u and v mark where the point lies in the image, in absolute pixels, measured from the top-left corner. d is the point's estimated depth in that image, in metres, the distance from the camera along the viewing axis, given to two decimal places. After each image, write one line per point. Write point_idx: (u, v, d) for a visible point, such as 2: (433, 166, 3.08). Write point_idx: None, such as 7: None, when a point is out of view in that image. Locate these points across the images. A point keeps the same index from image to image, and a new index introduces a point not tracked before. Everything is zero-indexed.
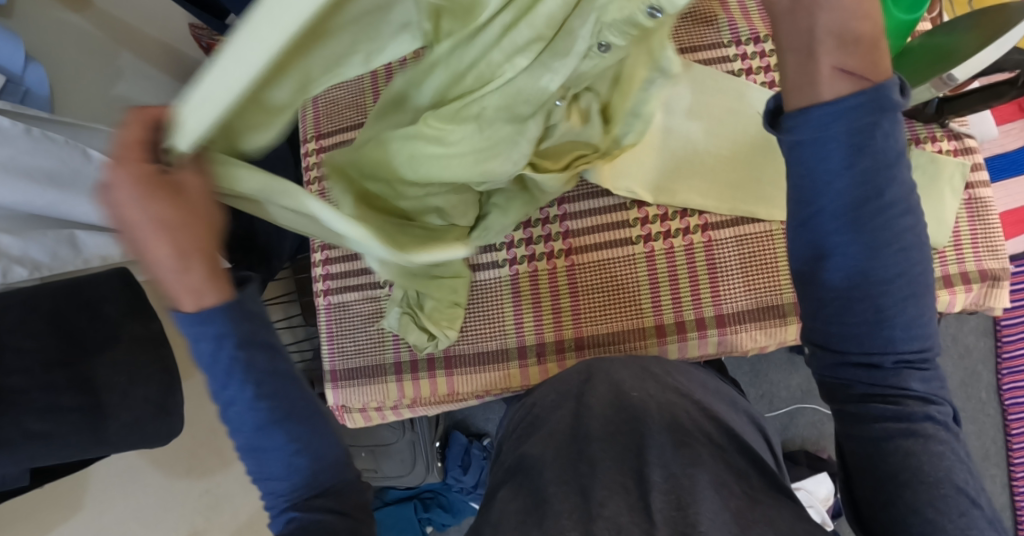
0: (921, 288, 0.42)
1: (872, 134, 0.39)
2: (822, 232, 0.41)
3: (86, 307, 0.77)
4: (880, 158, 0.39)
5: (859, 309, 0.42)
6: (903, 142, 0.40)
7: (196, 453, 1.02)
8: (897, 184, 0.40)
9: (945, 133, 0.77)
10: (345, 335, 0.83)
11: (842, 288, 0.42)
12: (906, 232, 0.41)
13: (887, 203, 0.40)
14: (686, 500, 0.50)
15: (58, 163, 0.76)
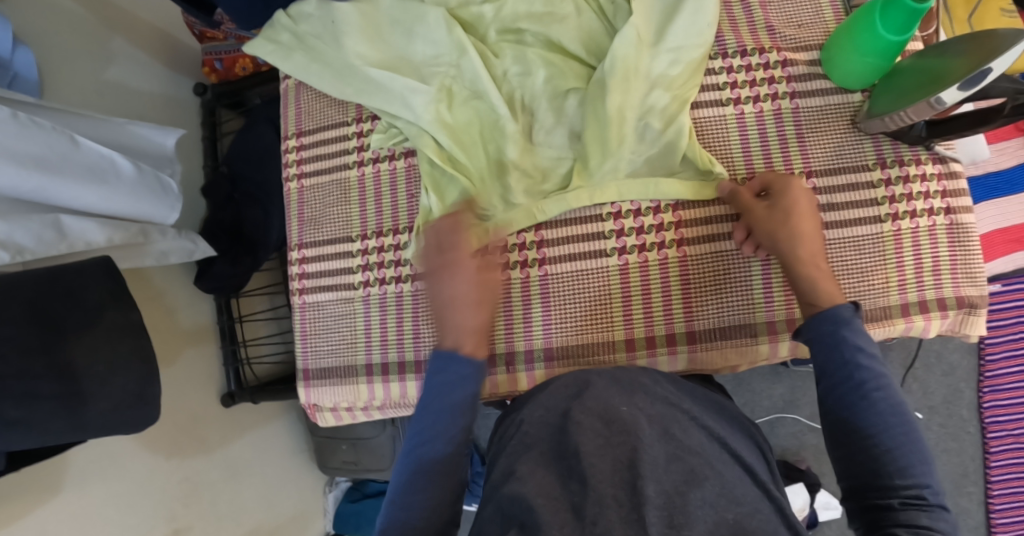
0: (906, 435, 0.55)
1: (848, 369, 0.58)
2: (856, 380, 0.57)
3: (66, 295, 0.75)
4: (851, 348, 0.58)
5: (873, 430, 0.56)
6: (874, 358, 0.58)
7: (177, 438, 1.03)
8: (866, 369, 0.57)
9: (930, 156, 0.76)
10: (321, 335, 0.84)
11: (854, 405, 0.57)
12: (880, 400, 0.56)
13: (881, 395, 0.57)
14: (679, 520, 0.53)
15: (45, 149, 0.75)
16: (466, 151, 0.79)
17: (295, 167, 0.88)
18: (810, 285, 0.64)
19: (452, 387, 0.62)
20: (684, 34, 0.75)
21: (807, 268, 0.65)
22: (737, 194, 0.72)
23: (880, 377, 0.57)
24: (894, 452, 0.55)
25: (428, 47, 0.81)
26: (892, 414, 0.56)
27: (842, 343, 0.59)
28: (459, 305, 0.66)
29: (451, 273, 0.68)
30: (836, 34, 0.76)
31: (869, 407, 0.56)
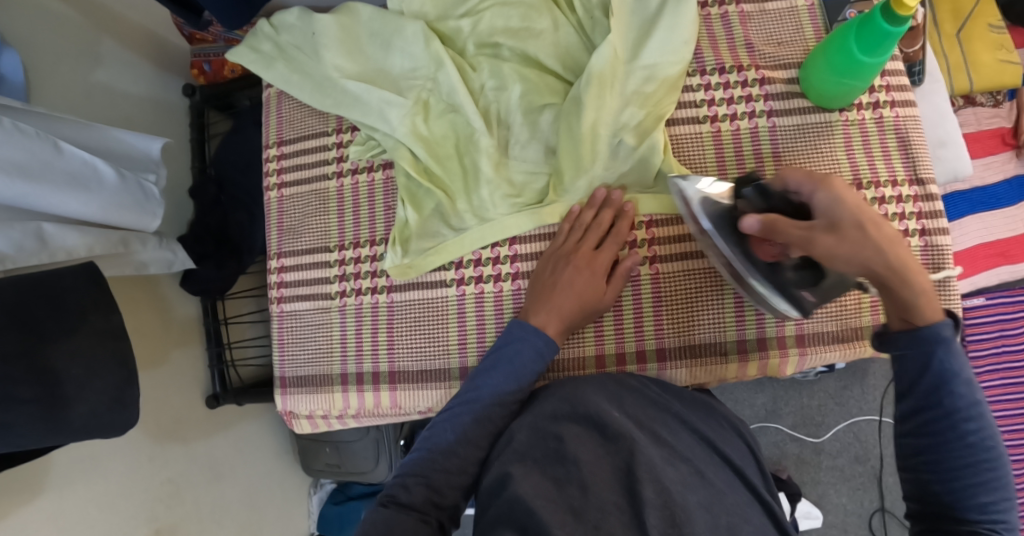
0: (991, 454, 0.54)
1: (936, 390, 0.56)
2: (939, 400, 0.56)
3: (48, 302, 0.73)
4: (942, 374, 0.56)
5: (953, 448, 0.55)
6: (961, 374, 0.56)
7: (160, 438, 1.03)
8: (961, 397, 0.55)
9: (906, 178, 0.78)
10: (298, 344, 0.86)
11: (936, 422, 0.56)
12: (970, 423, 0.55)
13: (974, 425, 0.55)
14: (679, 518, 0.57)
15: (29, 156, 0.75)
16: (442, 164, 0.80)
17: (275, 176, 0.90)
18: (918, 292, 0.58)
19: (517, 352, 0.71)
20: (657, 52, 0.76)
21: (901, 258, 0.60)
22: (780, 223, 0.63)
23: (968, 394, 0.56)
24: (974, 473, 0.54)
25: (406, 60, 0.82)
26: (983, 448, 0.54)
27: (935, 367, 0.56)
28: (568, 292, 0.73)
29: (578, 265, 0.74)
30: (813, 52, 0.76)
31: (964, 442, 0.55)
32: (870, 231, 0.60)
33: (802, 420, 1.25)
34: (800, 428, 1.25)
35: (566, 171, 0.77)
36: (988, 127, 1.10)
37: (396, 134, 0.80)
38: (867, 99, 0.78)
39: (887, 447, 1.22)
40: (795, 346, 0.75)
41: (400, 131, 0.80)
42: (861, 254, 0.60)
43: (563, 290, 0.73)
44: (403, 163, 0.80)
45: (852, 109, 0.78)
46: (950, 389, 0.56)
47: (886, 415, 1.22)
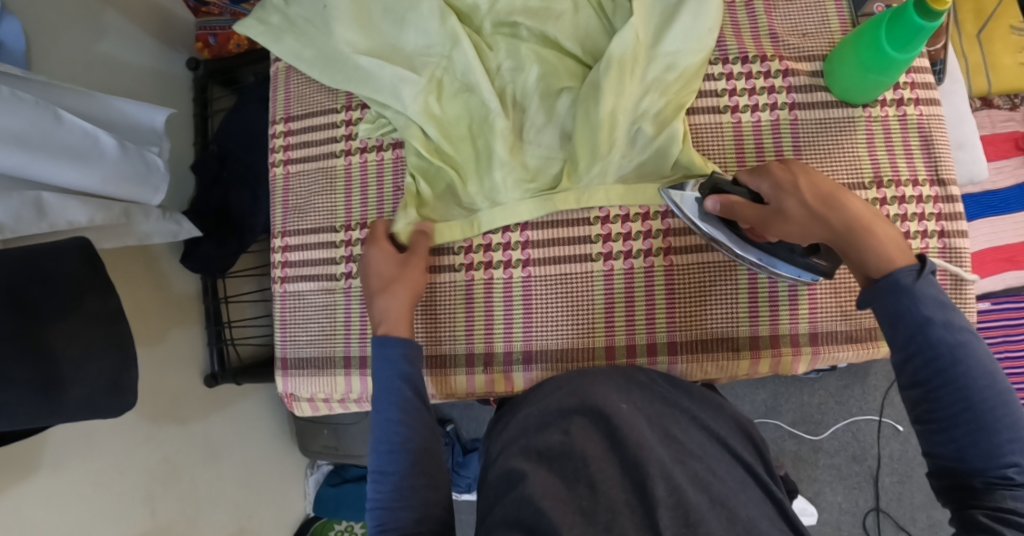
0: (988, 394, 0.51)
1: (917, 332, 0.53)
2: (919, 343, 0.53)
3: (44, 281, 0.71)
4: (916, 318, 0.53)
5: (946, 393, 0.52)
6: (930, 313, 0.53)
7: (156, 416, 1.01)
8: (942, 339, 0.52)
9: (927, 178, 0.77)
10: (301, 326, 0.84)
11: (926, 370, 0.53)
12: (956, 364, 0.52)
13: (966, 369, 0.52)
14: (692, 517, 0.55)
15: (28, 124, 0.73)
16: (455, 145, 0.78)
17: (281, 153, 0.88)
18: (873, 251, 0.58)
19: (385, 374, 0.67)
20: (681, 38, 0.74)
21: (862, 223, 0.60)
22: (738, 210, 0.66)
23: (946, 334, 0.53)
24: (973, 419, 0.51)
25: (420, 37, 0.80)
26: (977, 390, 0.51)
27: (907, 314, 0.54)
28: (373, 285, 0.73)
29: (382, 259, 0.75)
30: (839, 45, 0.74)
31: (955, 386, 0.51)
32: (825, 209, 0.61)
33: (802, 417, 1.25)
34: (800, 425, 1.25)
35: (582, 156, 0.75)
36: (1001, 131, 1.09)
37: (409, 112, 0.78)
38: (892, 96, 0.77)
39: (885, 447, 1.22)
40: (807, 344, 0.75)
41: (412, 108, 0.77)
42: (819, 232, 0.62)
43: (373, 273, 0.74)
44: (415, 142, 0.78)
45: (876, 106, 0.77)
46: (927, 333, 0.53)
47: (886, 415, 1.22)
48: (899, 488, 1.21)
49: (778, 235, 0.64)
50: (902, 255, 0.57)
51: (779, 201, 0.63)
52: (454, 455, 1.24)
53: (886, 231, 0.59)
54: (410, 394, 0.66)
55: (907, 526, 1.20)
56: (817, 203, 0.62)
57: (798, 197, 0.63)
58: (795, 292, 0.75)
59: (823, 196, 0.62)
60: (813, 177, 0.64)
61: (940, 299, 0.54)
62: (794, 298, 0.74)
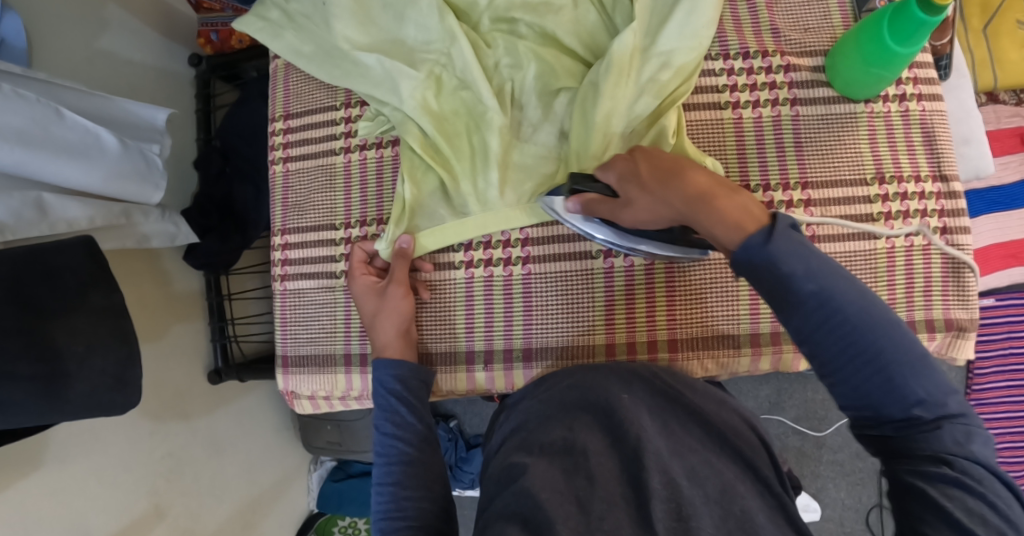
0: (879, 334, 0.48)
1: (789, 291, 0.49)
2: (798, 302, 0.49)
3: (46, 277, 0.72)
4: (786, 274, 0.49)
5: (834, 344, 0.49)
6: (791, 266, 0.49)
7: (160, 412, 1.02)
8: (809, 288, 0.49)
9: (931, 173, 0.76)
10: (302, 323, 0.85)
11: (811, 326, 0.49)
12: (837, 314, 0.48)
13: (849, 318, 0.48)
14: (685, 512, 0.55)
15: (29, 122, 0.73)
16: (448, 141, 0.78)
17: (281, 150, 0.88)
18: (716, 222, 0.55)
19: (382, 393, 0.71)
20: (676, 34, 0.73)
21: (704, 195, 0.57)
22: (593, 208, 0.67)
23: (811, 283, 0.49)
24: (868, 368, 0.48)
25: (420, 33, 0.80)
26: (862, 333, 0.48)
27: (769, 274, 0.50)
28: (371, 311, 0.76)
29: (367, 291, 0.77)
30: (841, 40, 0.74)
31: (838, 335, 0.48)
32: (662, 187, 0.60)
33: (806, 413, 1.24)
34: (803, 421, 1.24)
35: (575, 155, 0.75)
36: (1007, 126, 1.08)
37: (406, 107, 0.78)
38: (895, 91, 0.77)
39: None
40: None
41: (408, 103, 0.77)
42: (662, 211, 0.60)
43: (366, 304, 0.76)
44: (411, 138, 0.78)
45: (878, 101, 0.77)
46: (798, 291, 0.49)
47: None
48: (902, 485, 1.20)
49: (633, 220, 0.64)
50: (752, 219, 0.53)
51: (625, 191, 0.63)
52: (456, 452, 1.25)
53: (728, 199, 0.56)
54: (404, 410, 0.69)
55: None
56: (655, 182, 0.61)
57: (638, 183, 0.62)
58: None
59: (667, 174, 0.60)
60: (653, 158, 0.63)
61: (801, 246, 0.51)
62: None
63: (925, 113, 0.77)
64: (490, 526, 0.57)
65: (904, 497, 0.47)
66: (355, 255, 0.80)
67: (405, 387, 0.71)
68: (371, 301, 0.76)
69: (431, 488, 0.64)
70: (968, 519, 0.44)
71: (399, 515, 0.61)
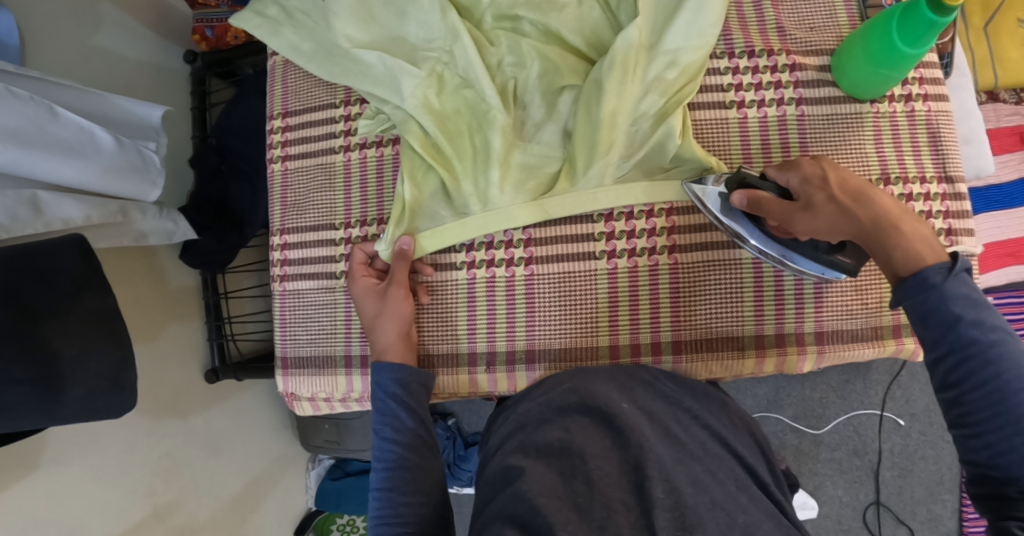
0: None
1: (951, 333, 0.52)
2: (952, 343, 0.52)
3: (39, 279, 0.70)
4: (952, 318, 0.52)
5: (979, 391, 0.51)
6: (961, 308, 0.52)
7: (158, 412, 1.01)
8: (974, 334, 0.51)
9: (936, 174, 0.76)
10: (301, 324, 0.84)
11: (959, 370, 0.52)
12: (992, 365, 0.51)
13: (997, 370, 0.50)
14: (689, 521, 0.55)
15: (22, 120, 0.72)
16: (450, 141, 0.77)
17: (279, 149, 0.87)
18: (897, 246, 0.57)
19: (381, 397, 0.71)
20: (682, 32, 0.73)
21: (888, 219, 0.59)
22: (765, 205, 0.64)
23: (978, 329, 0.51)
24: (1005, 424, 0.49)
25: (421, 30, 0.78)
26: (1013, 391, 0.50)
27: (937, 313, 0.53)
28: (371, 314, 0.75)
29: (366, 293, 0.76)
30: (848, 40, 0.73)
31: (987, 385, 0.50)
32: (851, 203, 0.61)
33: (804, 412, 1.25)
34: (801, 419, 1.25)
35: (580, 154, 0.74)
36: (1007, 125, 1.08)
37: (407, 105, 0.77)
38: (900, 91, 0.76)
39: (886, 441, 1.22)
40: (813, 344, 0.74)
41: (410, 101, 0.76)
42: (844, 225, 0.61)
43: (367, 306, 0.75)
44: (412, 136, 0.77)
45: (884, 101, 0.76)
46: (957, 331, 0.52)
47: (887, 410, 1.22)
48: (900, 482, 1.21)
49: (806, 229, 0.63)
50: (932, 252, 0.56)
51: (806, 194, 0.63)
52: (455, 450, 1.25)
53: (913, 227, 0.58)
54: (404, 414, 0.69)
55: (907, 520, 1.21)
56: (852, 200, 0.61)
57: (825, 191, 0.62)
58: (801, 290, 0.74)
59: (840, 187, 0.62)
60: (839, 173, 0.63)
61: (974, 297, 0.53)
62: (800, 295, 0.74)
63: (932, 112, 0.76)
64: (486, 527, 0.56)
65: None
66: (355, 256, 0.79)
67: (405, 391, 0.71)
68: (374, 302, 0.75)
69: (429, 493, 0.64)
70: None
71: (398, 521, 0.62)
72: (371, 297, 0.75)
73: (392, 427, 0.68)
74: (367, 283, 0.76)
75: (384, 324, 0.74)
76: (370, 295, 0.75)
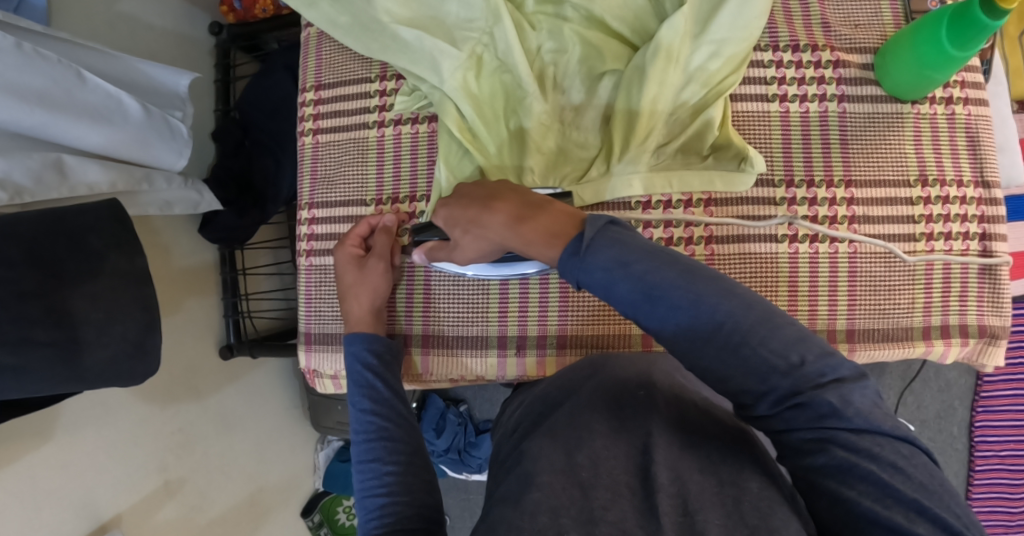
0: (704, 315, 0.49)
1: (613, 293, 0.52)
2: (626, 304, 0.52)
3: (68, 237, 0.68)
4: (604, 280, 0.52)
5: (674, 331, 0.50)
6: (603, 262, 0.52)
7: (171, 388, 1.00)
8: (624, 289, 0.51)
9: (972, 178, 0.76)
10: (328, 300, 0.83)
11: (647, 322, 0.51)
12: (664, 304, 0.50)
13: (671, 302, 0.50)
14: (691, 507, 0.51)
15: (50, 83, 0.70)
16: (488, 126, 0.76)
17: (311, 122, 0.86)
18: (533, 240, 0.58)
19: (355, 366, 0.69)
20: (730, 23, 0.71)
21: (527, 212, 0.59)
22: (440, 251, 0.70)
23: (626, 280, 0.51)
24: (711, 350, 0.49)
25: (462, 8, 0.76)
26: (688, 321, 0.50)
27: (591, 283, 0.53)
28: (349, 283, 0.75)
29: (347, 263, 0.75)
30: (894, 39, 0.73)
31: (664, 330, 0.51)
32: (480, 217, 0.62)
33: None
34: None
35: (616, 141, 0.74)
36: None
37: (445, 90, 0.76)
38: (942, 93, 0.76)
39: None
40: (844, 340, 0.75)
41: (449, 86, 0.76)
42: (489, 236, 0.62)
43: (348, 275, 0.75)
44: (450, 120, 0.76)
45: (925, 103, 0.76)
46: (619, 293, 0.52)
47: None
48: None
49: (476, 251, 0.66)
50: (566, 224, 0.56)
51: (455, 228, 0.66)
52: (466, 436, 1.25)
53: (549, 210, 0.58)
54: (381, 385, 0.67)
55: None
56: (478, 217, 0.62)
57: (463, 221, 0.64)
58: (835, 285, 0.75)
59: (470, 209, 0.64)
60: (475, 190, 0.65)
61: (622, 239, 0.53)
62: (834, 290, 0.75)
63: (973, 114, 0.76)
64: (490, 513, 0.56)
65: (811, 488, 0.48)
66: (357, 227, 0.77)
67: (380, 362, 0.70)
68: (350, 268, 0.75)
69: None
70: (877, 505, 0.44)
71: (386, 491, 0.59)
72: (350, 269, 0.75)
73: (369, 398, 0.66)
74: (345, 251, 0.76)
75: (358, 297, 0.74)
76: (346, 266, 0.75)
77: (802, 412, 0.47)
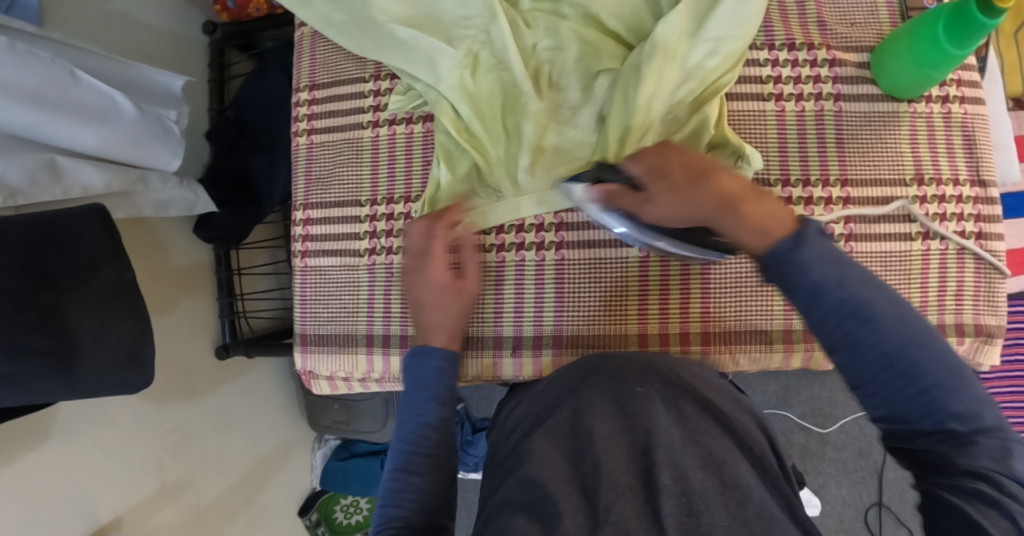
0: (915, 344, 0.49)
1: (815, 302, 0.51)
2: (823, 309, 0.51)
3: (58, 244, 0.68)
4: (813, 291, 0.51)
5: (866, 351, 0.50)
6: (821, 273, 0.51)
7: (168, 388, 1.00)
8: (830, 299, 0.50)
9: (968, 177, 0.76)
10: (323, 301, 0.83)
11: (833, 334, 0.51)
12: (878, 324, 0.50)
13: (878, 327, 0.49)
14: (696, 507, 0.51)
15: (43, 81, 0.70)
16: (484, 125, 0.76)
17: (305, 122, 0.86)
18: (740, 228, 0.55)
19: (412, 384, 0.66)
20: (728, 20, 0.71)
21: (729, 199, 0.55)
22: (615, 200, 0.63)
23: (840, 290, 0.50)
24: (891, 376, 0.49)
25: (458, 7, 0.76)
26: (901, 350, 0.49)
27: (798, 286, 0.51)
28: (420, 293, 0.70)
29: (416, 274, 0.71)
30: (891, 37, 0.73)
31: (851, 344, 0.50)
32: (694, 180, 0.57)
33: (811, 410, 1.25)
34: (808, 418, 1.25)
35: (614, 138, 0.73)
36: None
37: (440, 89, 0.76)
38: (938, 92, 0.76)
39: None
40: None
41: (444, 84, 0.75)
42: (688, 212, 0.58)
43: (418, 284, 0.71)
44: (445, 118, 0.76)
45: (922, 101, 0.76)
46: (820, 301, 0.51)
47: None
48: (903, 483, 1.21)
49: (658, 215, 0.60)
50: (776, 222, 0.53)
51: (652, 186, 0.59)
52: (462, 434, 1.25)
53: (757, 202, 0.55)
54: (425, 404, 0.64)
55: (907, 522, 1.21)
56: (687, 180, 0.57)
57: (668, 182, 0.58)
58: None
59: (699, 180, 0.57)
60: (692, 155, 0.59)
61: (837, 254, 0.52)
62: None
63: (969, 113, 0.76)
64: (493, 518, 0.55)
65: (936, 512, 0.47)
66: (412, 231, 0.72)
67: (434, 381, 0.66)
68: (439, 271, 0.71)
69: None
70: None
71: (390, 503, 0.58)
72: (415, 274, 0.71)
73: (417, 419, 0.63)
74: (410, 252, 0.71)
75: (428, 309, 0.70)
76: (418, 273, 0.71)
77: (962, 451, 0.47)
